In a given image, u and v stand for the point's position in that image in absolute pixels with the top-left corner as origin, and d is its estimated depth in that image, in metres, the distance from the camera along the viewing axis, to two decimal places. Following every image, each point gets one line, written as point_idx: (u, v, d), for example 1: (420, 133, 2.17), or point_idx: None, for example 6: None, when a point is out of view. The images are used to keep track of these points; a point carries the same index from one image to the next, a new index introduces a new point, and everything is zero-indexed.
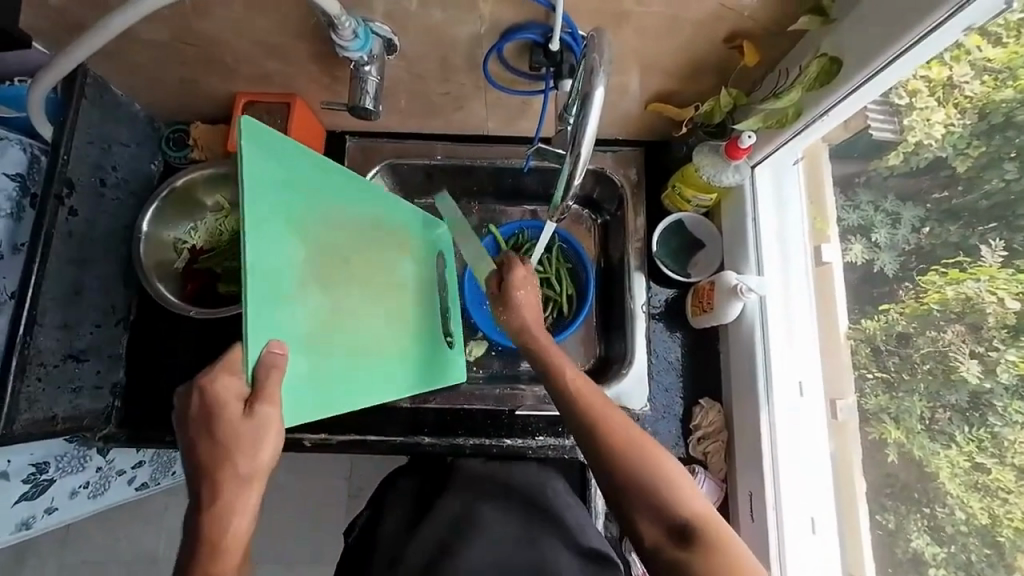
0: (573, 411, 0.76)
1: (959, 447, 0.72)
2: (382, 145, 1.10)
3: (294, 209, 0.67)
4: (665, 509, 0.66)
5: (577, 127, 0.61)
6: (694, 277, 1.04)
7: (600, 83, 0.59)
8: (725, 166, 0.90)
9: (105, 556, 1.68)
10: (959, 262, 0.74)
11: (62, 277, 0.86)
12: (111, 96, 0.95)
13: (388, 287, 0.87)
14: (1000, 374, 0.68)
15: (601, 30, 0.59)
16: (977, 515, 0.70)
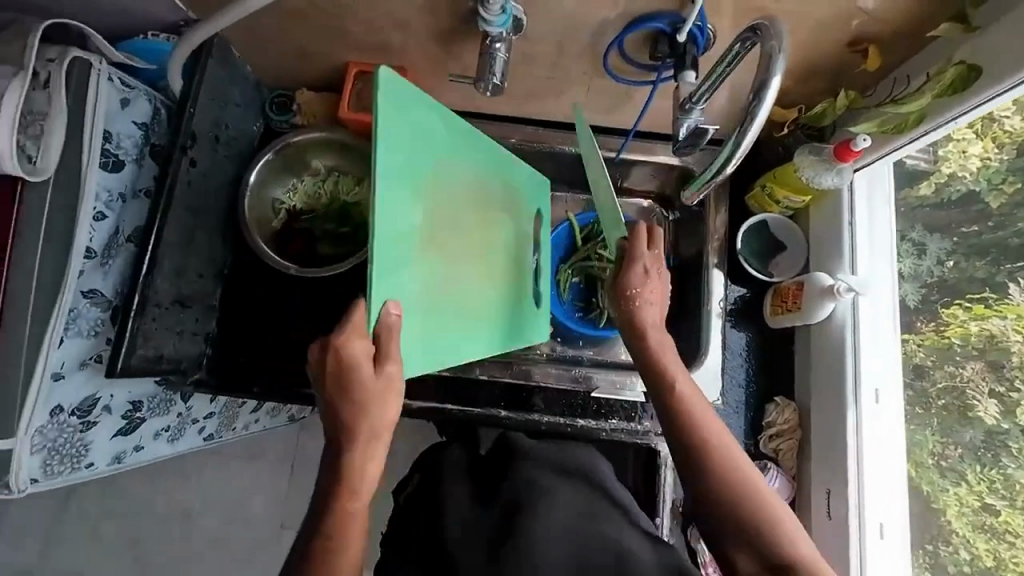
0: (680, 432, 0.73)
1: (970, 486, 0.83)
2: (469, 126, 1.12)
3: (418, 168, 0.67)
4: (771, 548, 0.65)
5: (748, 111, 0.60)
6: (777, 277, 1.05)
7: (777, 71, 0.58)
8: (825, 168, 0.90)
9: (145, 505, 1.73)
10: (984, 297, 0.84)
11: (178, 224, 0.91)
12: (232, 56, 0.98)
13: (498, 258, 0.89)
14: (1019, 416, 0.79)
15: (774, 20, 0.59)
16: (982, 556, 0.81)
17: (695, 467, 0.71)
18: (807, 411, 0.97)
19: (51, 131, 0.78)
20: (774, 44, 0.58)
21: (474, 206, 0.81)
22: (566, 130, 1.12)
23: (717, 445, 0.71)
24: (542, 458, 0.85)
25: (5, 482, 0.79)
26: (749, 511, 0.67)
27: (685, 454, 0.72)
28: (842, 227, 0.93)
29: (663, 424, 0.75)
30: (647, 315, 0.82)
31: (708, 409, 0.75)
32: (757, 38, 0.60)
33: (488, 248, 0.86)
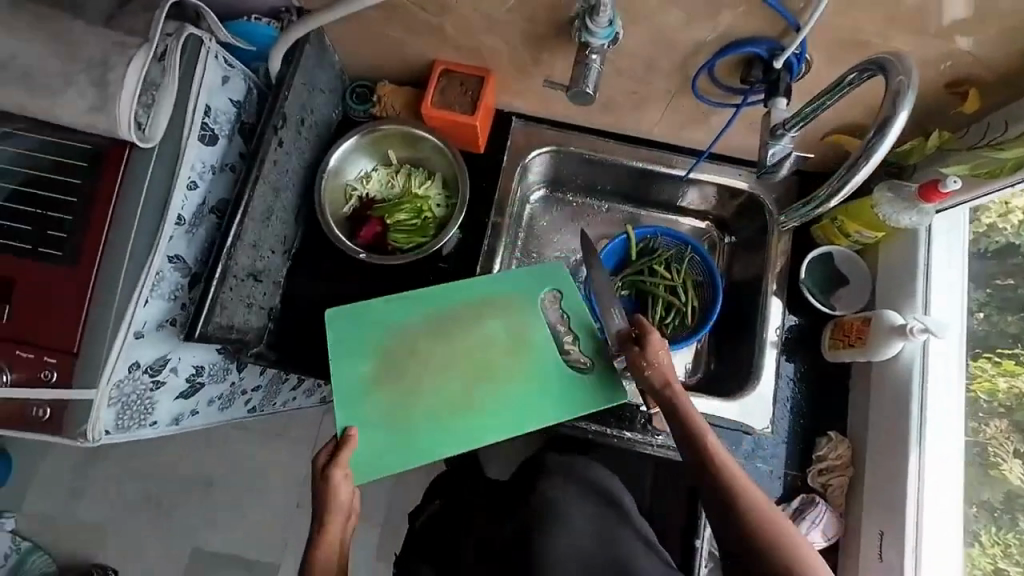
0: (716, 501, 0.72)
1: (985, 545, 0.89)
2: (545, 132, 1.15)
3: (358, 339, 0.95)
4: None
5: (869, 145, 0.62)
6: (839, 310, 1.03)
7: (903, 109, 0.59)
8: (906, 207, 0.89)
9: (166, 471, 1.78)
10: (1013, 353, 0.94)
11: (262, 201, 0.94)
12: (323, 43, 1.02)
13: (479, 368, 0.96)
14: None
15: (903, 55, 0.60)
16: None
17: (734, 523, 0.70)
18: (862, 449, 0.95)
19: (162, 101, 0.82)
20: (903, 80, 0.59)
21: (432, 337, 0.96)
22: (638, 145, 1.15)
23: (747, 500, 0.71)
24: (564, 475, 0.94)
25: (82, 431, 0.81)
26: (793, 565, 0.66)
27: (725, 512, 0.72)
28: (916, 267, 0.92)
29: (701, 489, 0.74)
30: (671, 371, 0.83)
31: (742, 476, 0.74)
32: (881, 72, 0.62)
33: (437, 370, 0.95)
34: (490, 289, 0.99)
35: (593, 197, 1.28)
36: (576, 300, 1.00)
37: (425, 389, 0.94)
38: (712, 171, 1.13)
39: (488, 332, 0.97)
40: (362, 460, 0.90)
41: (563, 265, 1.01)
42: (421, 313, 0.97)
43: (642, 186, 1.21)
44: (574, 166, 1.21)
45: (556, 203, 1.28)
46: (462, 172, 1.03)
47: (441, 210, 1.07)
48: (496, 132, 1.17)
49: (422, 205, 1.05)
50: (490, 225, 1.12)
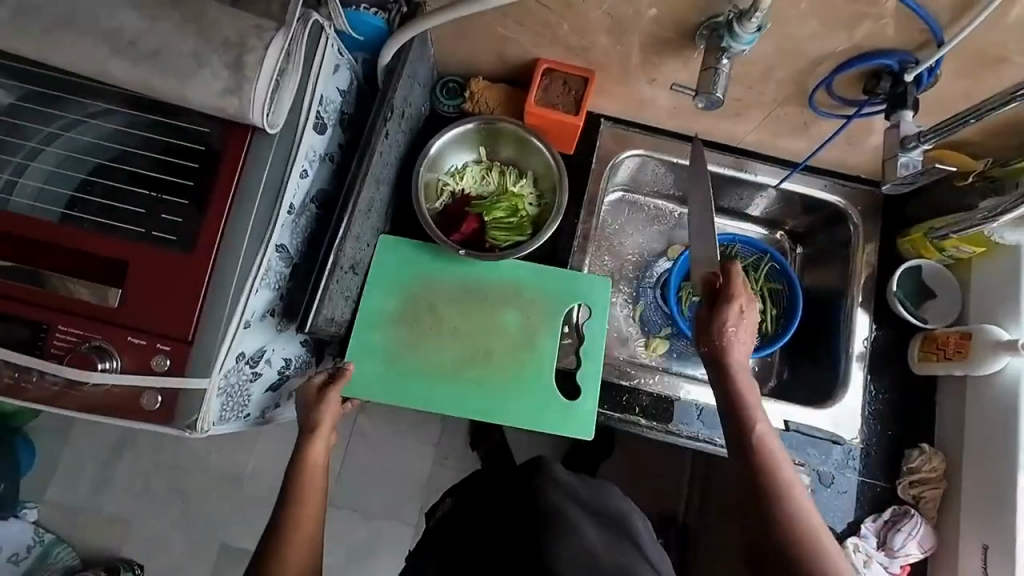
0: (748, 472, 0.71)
1: None
2: (634, 136, 1.16)
3: (400, 277, 1.05)
4: None
5: None
6: (930, 323, 1.04)
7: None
8: (1015, 225, 0.91)
9: (196, 465, 1.74)
10: None
11: (368, 193, 0.93)
12: (425, 36, 1.01)
13: (482, 338, 1.03)
14: None
15: None
16: None
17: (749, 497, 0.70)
18: (956, 463, 0.96)
19: (286, 87, 0.80)
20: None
21: (456, 296, 1.05)
22: (725, 151, 1.15)
23: (771, 483, 0.69)
24: (565, 484, 0.90)
25: (192, 421, 0.78)
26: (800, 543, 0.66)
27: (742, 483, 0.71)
28: (1016, 285, 0.93)
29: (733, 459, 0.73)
30: (738, 350, 0.77)
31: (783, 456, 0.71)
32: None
33: (451, 332, 1.03)
34: (528, 279, 1.06)
35: (669, 201, 1.30)
36: (605, 314, 1.05)
37: (430, 345, 1.03)
38: (799, 182, 1.14)
39: (507, 318, 1.04)
40: (355, 380, 1.01)
41: (610, 283, 1.06)
42: (457, 278, 1.05)
43: (724, 194, 1.22)
44: (656, 171, 1.22)
45: (629, 207, 1.30)
46: (559, 171, 1.03)
47: (534, 209, 1.06)
48: (584, 133, 1.17)
49: (518, 203, 1.04)
50: (578, 226, 1.12)
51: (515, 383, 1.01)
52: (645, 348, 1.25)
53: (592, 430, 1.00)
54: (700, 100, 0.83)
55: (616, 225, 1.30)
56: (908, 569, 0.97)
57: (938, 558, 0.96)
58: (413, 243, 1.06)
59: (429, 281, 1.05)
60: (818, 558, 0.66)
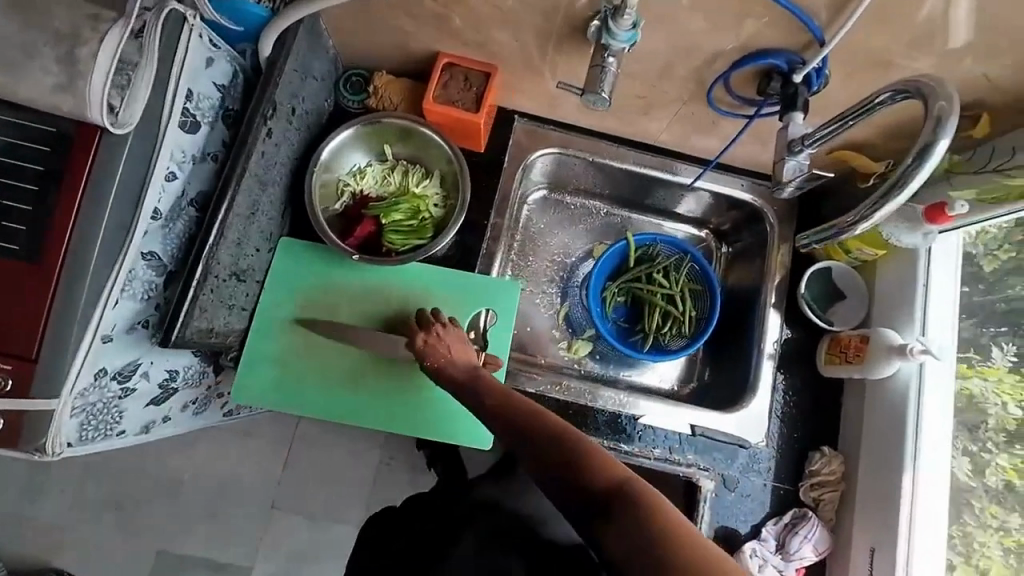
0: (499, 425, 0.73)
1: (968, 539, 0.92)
2: (549, 133, 1.13)
3: (298, 281, 1.01)
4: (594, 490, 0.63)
5: (902, 175, 0.59)
6: (835, 326, 1.03)
7: (945, 137, 0.57)
8: (909, 229, 0.88)
9: (124, 473, 1.67)
10: (972, 358, 0.97)
11: (247, 195, 0.87)
12: (317, 27, 0.94)
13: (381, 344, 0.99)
14: (997, 474, 0.95)
15: (944, 84, 0.58)
16: None
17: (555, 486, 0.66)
18: (855, 466, 0.96)
19: (138, 82, 0.74)
20: (944, 107, 0.56)
21: (356, 299, 1.01)
22: (643, 150, 1.13)
23: (564, 449, 0.66)
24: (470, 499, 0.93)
25: (41, 443, 0.75)
26: (619, 502, 0.61)
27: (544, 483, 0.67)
28: (914, 288, 0.93)
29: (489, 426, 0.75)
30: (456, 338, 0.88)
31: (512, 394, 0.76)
32: (918, 96, 0.59)
33: (344, 336, 0.99)
34: (433, 284, 1.02)
35: (594, 200, 1.27)
36: (509, 321, 1.04)
37: (324, 349, 0.99)
38: (714, 181, 1.13)
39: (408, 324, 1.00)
40: (246, 388, 0.97)
41: (520, 288, 1.05)
42: (354, 280, 1.01)
43: (645, 192, 1.21)
44: (576, 169, 1.19)
45: (554, 205, 1.27)
46: (461, 171, 0.99)
47: (439, 210, 1.02)
48: (498, 130, 1.13)
49: (418, 204, 1.00)
50: (488, 227, 1.08)
51: (414, 392, 0.98)
52: (567, 349, 1.23)
53: (491, 440, 0.98)
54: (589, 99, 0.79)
55: (543, 225, 1.27)
56: (806, 571, 0.97)
57: (835, 559, 0.96)
58: (310, 244, 1.02)
59: (329, 284, 1.01)
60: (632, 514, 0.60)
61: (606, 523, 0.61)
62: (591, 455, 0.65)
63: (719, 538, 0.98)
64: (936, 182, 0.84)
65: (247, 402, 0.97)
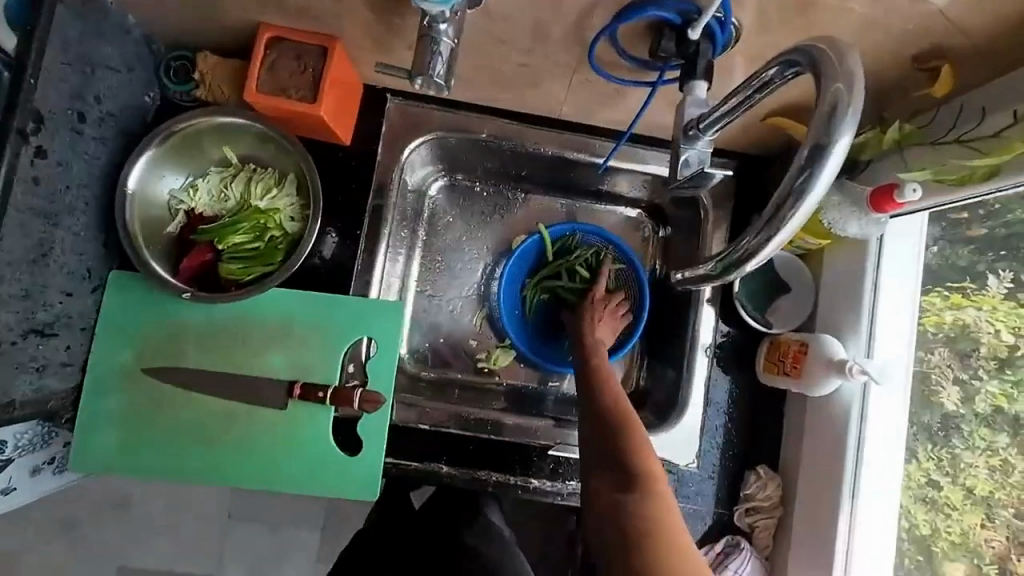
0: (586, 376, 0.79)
1: (918, 462, 0.79)
2: (433, 113, 0.94)
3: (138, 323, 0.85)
4: (620, 456, 0.67)
5: (795, 180, 0.43)
6: (774, 327, 0.87)
7: (842, 136, 0.41)
8: (855, 215, 0.71)
9: None
10: (965, 287, 0.78)
11: (24, 234, 0.68)
12: (96, 3, 0.73)
13: (241, 392, 0.84)
14: (978, 402, 0.77)
15: (848, 54, 0.42)
16: (920, 525, 0.79)
17: (582, 391, 0.78)
18: (793, 490, 0.85)
19: None
20: (840, 91, 0.41)
21: (208, 338, 0.85)
22: (549, 128, 0.96)
23: (631, 423, 0.70)
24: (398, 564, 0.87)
25: None
26: (622, 442, 0.68)
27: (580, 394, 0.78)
28: (863, 285, 0.78)
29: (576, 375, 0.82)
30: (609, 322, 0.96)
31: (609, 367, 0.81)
32: (811, 71, 0.44)
33: (195, 386, 0.84)
34: (297, 313, 0.86)
35: (506, 186, 1.07)
36: (392, 351, 0.88)
37: (174, 403, 0.84)
38: (625, 158, 0.95)
39: (272, 363, 0.85)
40: (85, 454, 0.83)
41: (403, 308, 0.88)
42: (200, 314, 0.85)
43: (559, 175, 1.02)
44: (475, 153, 1.00)
45: (460, 193, 1.07)
46: (312, 176, 0.82)
47: (294, 225, 0.85)
48: (370, 116, 0.94)
49: (266, 221, 0.83)
50: (365, 237, 0.91)
51: (284, 444, 0.85)
52: (485, 359, 1.03)
53: (377, 489, 0.86)
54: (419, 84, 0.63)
55: (450, 219, 1.07)
56: None
57: None
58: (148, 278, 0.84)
59: (175, 322, 0.85)
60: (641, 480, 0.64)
61: (617, 489, 0.64)
62: (625, 399, 0.74)
63: None
64: (885, 157, 0.68)
65: (90, 470, 0.83)
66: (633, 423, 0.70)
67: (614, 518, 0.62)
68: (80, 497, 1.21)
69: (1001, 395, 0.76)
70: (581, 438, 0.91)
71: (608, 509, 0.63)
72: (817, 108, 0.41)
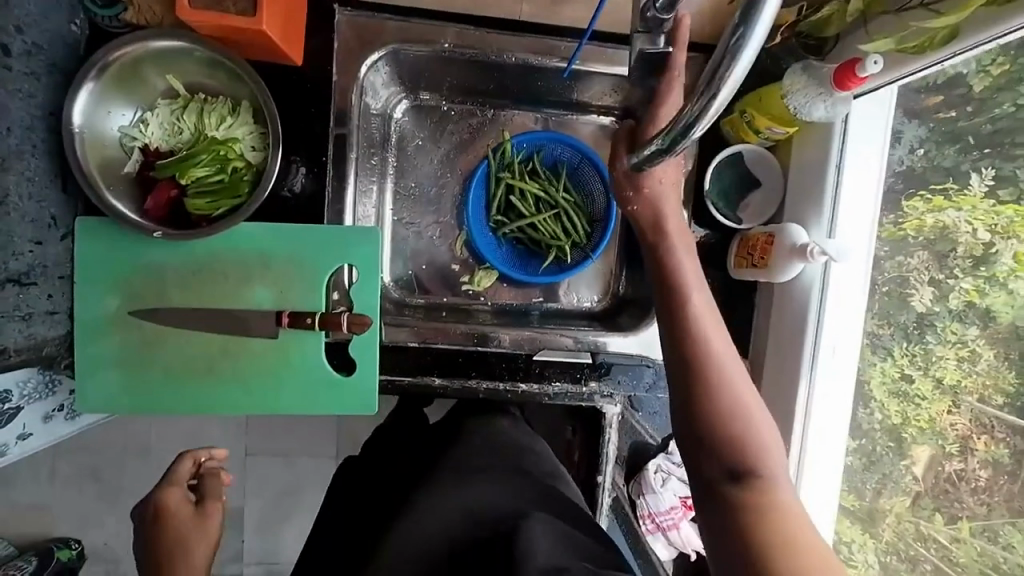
0: (680, 333, 0.65)
1: (894, 360, 0.80)
2: (385, 23, 0.88)
3: (116, 268, 0.85)
4: (733, 448, 0.60)
5: (730, 42, 0.41)
6: (744, 222, 0.90)
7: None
8: (819, 94, 0.72)
9: None
10: (946, 189, 0.75)
11: None
12: None
13: (232, 327, 0.87)
14: (951, 300, 0.75)
15: None
16: (891, 416, 0.80)
17: (674, 349, 0.66)
18: (758, 370, 0.91)
19: None
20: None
21: (189, 277, 0.86)
22: (510, 32, 0.91)
23: (736, 404, 0.62)
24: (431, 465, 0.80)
25: None
26: (723, 424, 0.61)
27: (667, 346, 0.66)
28: (826, 169, 0.79)
29: (661, 326, 0.68)
30: (666, 206, 0.73)
31: (713, 315, 0.67)
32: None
33: (181, 321, 0.86)
34: (275, 245, 0.87)
35: (474, 102, 1.03)
36: (375, 274, 0.90)
37: (167, 341, 0.87)
38: (593, 59, 0.92)
39: (257, 295, 0.87)
40: (91, 395, 0.87)
41: (381, 233, 0.89)
42: (178, 254, 0.85)
43: (525, 86, 0.99)
44: (437, 67, 0.95)
45: (428, 113, 1.04)
46: (267, 99, 0.78)
47: (255, 154, 0.83)
48: (321, 32, 0.88)
49: (226, 151, 0.80)
50: (331, 164, 0.90)
51: (283, 370, 0.89)
52: (469, 282, 1.06)
53: (377, 403, 0.92)
54: None
55: (420, 141, 1.04)
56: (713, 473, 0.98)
57: None
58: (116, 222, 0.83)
59: (154, 265, 0.85)
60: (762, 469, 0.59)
61: (732, 479, 0.60)
62: (727, 364, 0.64)
63: (629, 455, 0.99)
64: (851, 30, 0.67)
65: (100, 409, 0.87)
66: (744, 409, 0.62)
67: (727, 521, 0.59)
68: (98, 440, 1.28)
69: (973, 292, 0.73)
70: (571, 344, 0.96)
71: (723, 501, 0.59)
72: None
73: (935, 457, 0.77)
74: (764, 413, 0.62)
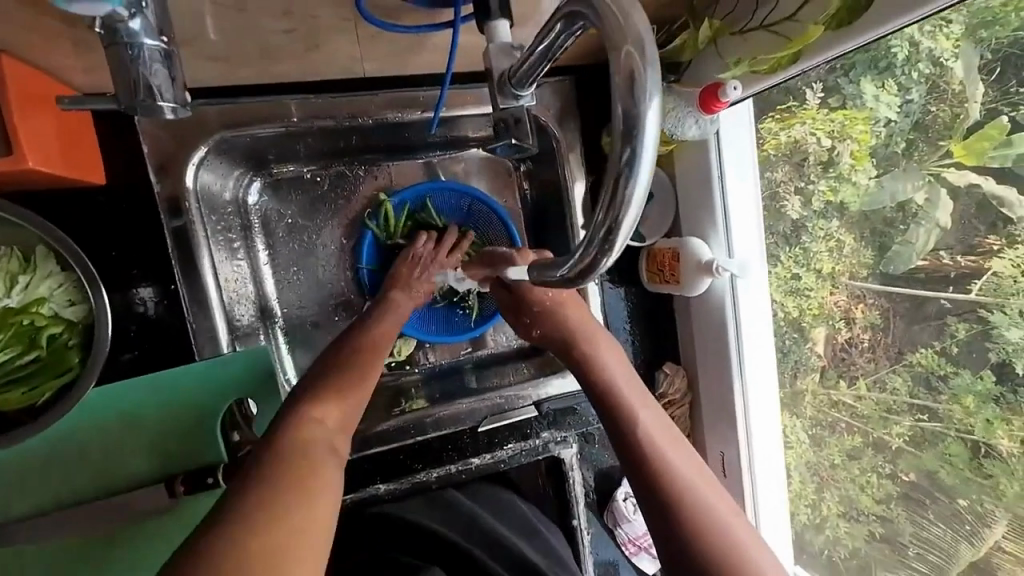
0: (621, 423, 0.67)
1: (782, 265, 0.84)
2: (205, 111, 0.73)
3: None
4: (699, 532, 0.56)
5: (621, 169, 0.38)
6: (647, 238, 0.90)
7: (648, 107, 0.37)
8: (688, 115, 0.70)
9: None
10: (790, 106, 0.77)
11: None
12: None
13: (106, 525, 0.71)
14: (812, 203, 0.79)
15: (622, 6, 0.37)
16: (789, 311, 0.84)
17: (621, 444, 0.66)
18: (693, 374, 0.94)
19: None
20: (631, 55, 0.36)
21: (42, 477, 0.71)
22: (357, 91, 0.79)
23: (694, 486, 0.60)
24: (457, 511, 0.84)
25: None
26: (689, 512, 0.58)
27: (615, 443, 0.66)
28: (710, 181, 0.81)
29: (607, 425, 0.69)
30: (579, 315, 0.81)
31: (655, 410, 0.69)
32: (597, 29, 0.39)
33: (35, 542, 0.68)
34: (142, 405, 0.73)
35: (341, 162, 0.89)
36: (274, 400, 0.77)
37: (28, 568, 0.69)
38: (455, 104, 0.83)
39: (141, 466, 0.73)
40: None
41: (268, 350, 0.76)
42: (16, 454, 0.69)
43: (389, 138, 0.86)
44: (281, 142, 0.81)
45: (291, 187, 0.89)
46: (65, 242, 0.62)
47: (72, 312, 0.65)
48: (130, 145, 0.73)
49: (30, 320, 0.62)
50: (185, 290, 0.75)
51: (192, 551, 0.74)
52: (389, 354, 0.92)
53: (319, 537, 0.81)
54: (167, 113, 0.54)
55: (291, 220, 0.90)
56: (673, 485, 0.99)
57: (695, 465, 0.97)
58: None
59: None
60: (729, 534, 0.56)
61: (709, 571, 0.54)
62: (678, 451, 0.64)
63: (598, 485, 0.98)
64: (704, 55, 0.68)
65: None
66: (701, 489, 0.60)
67: None
68: None
69: (829, 193, 0.77)
70: (502, 404, 0.92)
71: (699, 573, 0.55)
72: (615, 81, 0.36)
73: (828, 336, 0.80)
74: (697, 457, 0.64)
